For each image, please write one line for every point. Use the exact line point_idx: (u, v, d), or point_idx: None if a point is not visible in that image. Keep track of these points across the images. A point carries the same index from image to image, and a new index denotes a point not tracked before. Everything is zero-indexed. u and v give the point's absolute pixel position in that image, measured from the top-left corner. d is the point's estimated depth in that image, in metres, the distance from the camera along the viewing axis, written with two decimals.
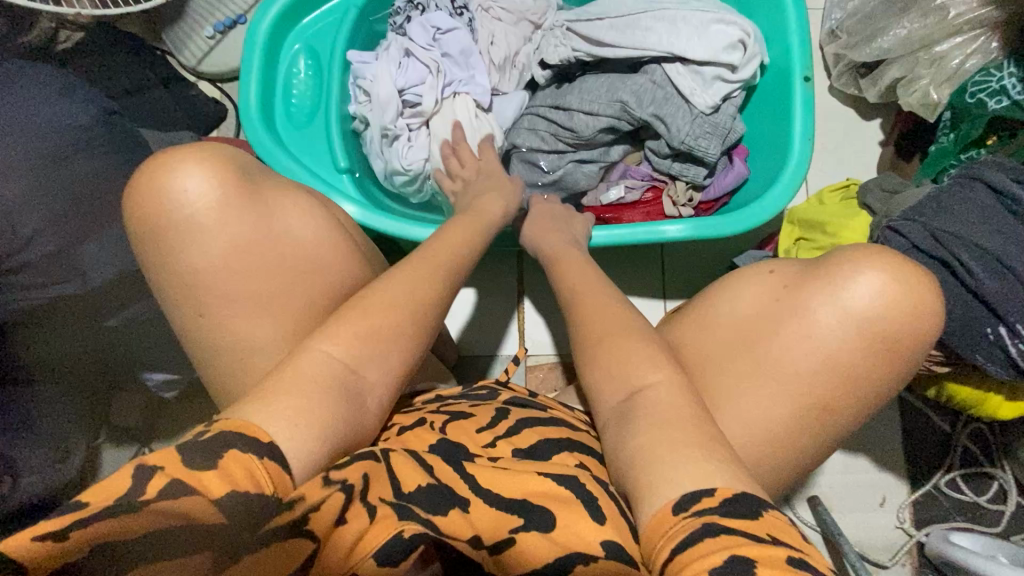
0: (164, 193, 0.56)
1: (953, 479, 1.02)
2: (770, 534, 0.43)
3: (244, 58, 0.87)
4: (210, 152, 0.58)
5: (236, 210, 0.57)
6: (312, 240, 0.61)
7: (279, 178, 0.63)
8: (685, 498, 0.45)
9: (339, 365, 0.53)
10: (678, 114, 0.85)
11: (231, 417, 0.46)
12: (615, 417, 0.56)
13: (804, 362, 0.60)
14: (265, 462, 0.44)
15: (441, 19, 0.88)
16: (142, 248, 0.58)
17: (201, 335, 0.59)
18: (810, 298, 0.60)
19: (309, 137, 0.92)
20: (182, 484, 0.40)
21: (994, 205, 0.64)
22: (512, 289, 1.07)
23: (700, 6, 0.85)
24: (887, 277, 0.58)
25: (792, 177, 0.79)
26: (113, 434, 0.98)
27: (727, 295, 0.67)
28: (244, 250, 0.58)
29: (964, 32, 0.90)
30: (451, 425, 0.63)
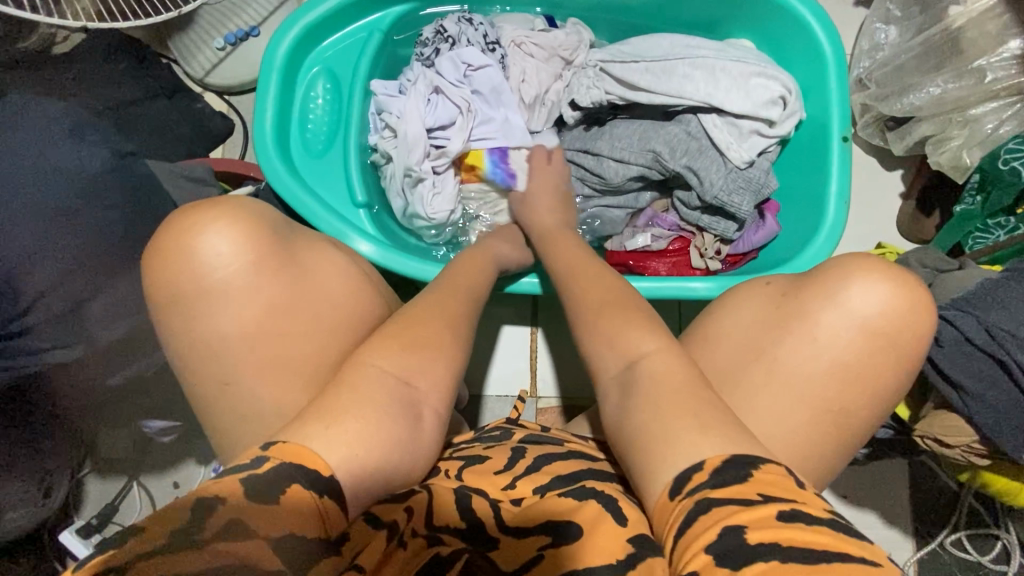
0: (191, 259, 0.52)
1: (958, 538, 1.01)
2: (760, 494, 0.42)
3: (261, 81, 0.82)
4: (243, 211, 0.54)
5: (271, 273, 0.54)
6: (344, 294, 0.58)
7: (309, 235, 0.61)
8: (676, 480, 0.45)
9: (392, 378, 0.51)
10: (712, 168, 0.82)
11: (292, 439, 0.45)
12: (616, 385, 0.55)
13: (812, 369, 0.56)
14: (324, 500, 0.43)
15: (473, 55, 0.86)
16: (164, 316, 0.53)
17: (223, 405, 0.55)
18: (805, 304, 0.58)
19: (324, 166, 0.87)
20: (245, 522, 0.40)
21: None
22: (526, 329, 1.03)
23: (739, 56, 0.83)
24: (880, 277, 0.56)
25: (827, 242, 0.77)
26: (99, 465, 0.93)
27: (723, 311, 0.63)
28: (279, 312, 0.54)
29: (998, 99, 0.89)
30: (467, 472, 0.58)
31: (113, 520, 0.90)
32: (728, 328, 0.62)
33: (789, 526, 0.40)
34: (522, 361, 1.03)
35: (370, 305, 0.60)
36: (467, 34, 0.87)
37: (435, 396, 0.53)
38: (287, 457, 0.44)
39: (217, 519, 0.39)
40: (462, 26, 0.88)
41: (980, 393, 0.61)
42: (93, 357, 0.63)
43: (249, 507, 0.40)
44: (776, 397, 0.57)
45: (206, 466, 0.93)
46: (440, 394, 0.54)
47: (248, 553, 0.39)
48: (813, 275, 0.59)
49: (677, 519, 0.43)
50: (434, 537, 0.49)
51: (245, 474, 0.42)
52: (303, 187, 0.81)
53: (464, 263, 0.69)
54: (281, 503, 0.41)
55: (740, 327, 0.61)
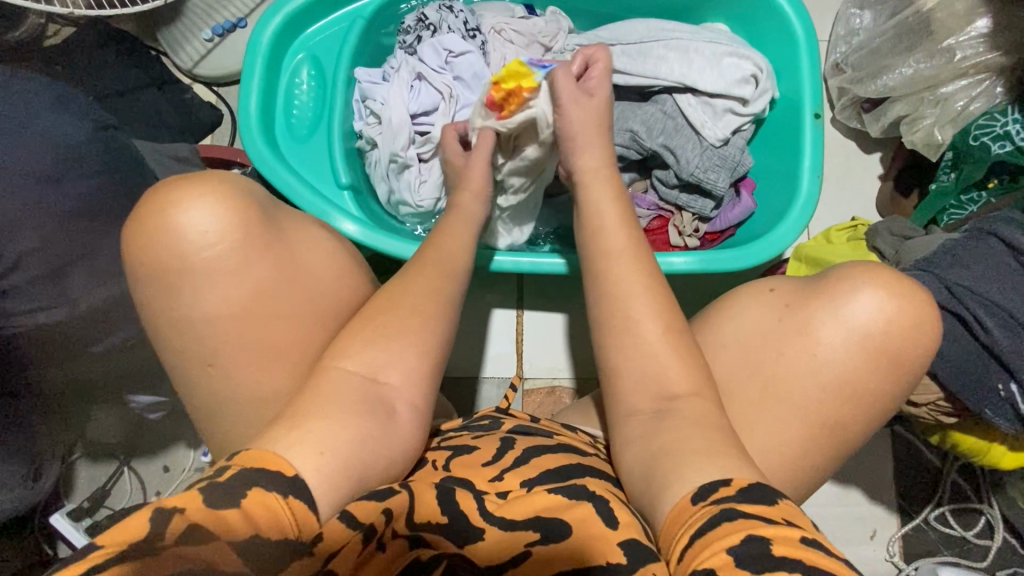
0: (174, 237, 0.53)
1: (942, 513, 1.02)
2: (785, 519, 0.43)
3: (246, 67, 0.84)
4: (220, 186, 0.55)
5: (256, 249, 0.55)
6: (326, 273, 0.60)
7: (289, 211, 0.62)
8: (704, 489, 0.46)
9: (359, 379, 0.54)
10: (688, 146, 0.84)
11: (255, 447, 0.47)
12: (655, 413, 0.55)
13: (811, 383, 0.56)
14: (290, 501, 0.44)
15: (454, 42, 0.88)
16: (148, 293, 0.54)
17: (203, 378, 0.56)
18: (810, 316, 0.57)
19: (310, 151, 0.89)
20: (203, 527, 0.40)
21: (1007, 260, 0.63)
22: (513, 312, 1.05)
23: (712, 38, 0.85)
24: (885, 292, 0.55)
25: (799, 216, 0.79)
26: (90, 450, 0.94)
27: (724, 315, 0.62)
28: (265, 292, 0.55)
29: (969, 75, 0.91)
30: (455, 462, 0.58)
31: (104, 503, 0.91)
32: (727, 337, 0.61)
33: (812, 550, 0.41)
34: (508, 344, 1.04)
35: (351, 286, 0.62)
36: (448, 21, 0.90)
37: (407, 393, 0.55)
38: (248, 463, 0.45)
39: (174, 529, 0.40)
40: (442, 13, 0.90)
41: (952, 355, 0.60)
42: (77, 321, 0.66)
43: (208, 513, 0.41)
44: (737, 355, 0.60)
45: (196, 449, 0.94)
46: (412, 389, 0.56)
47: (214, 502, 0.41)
48: (819, 282, 0.58)
49: (696, 521, 0.44)
50: (416, 538, 0.48)
51: (204, 483, 0.43)
52: (288, 169, 0.82)
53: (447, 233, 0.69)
54: (242, 507, 0.42)
55: (739, 336, 0.60)
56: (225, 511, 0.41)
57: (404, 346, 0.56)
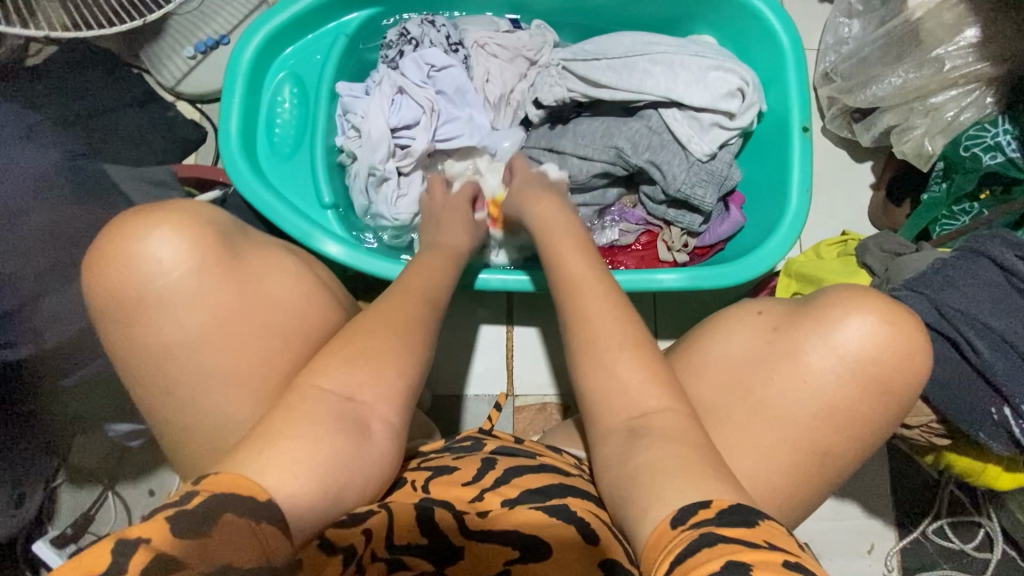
0: (133, 267, 0.52)
1: (940, 526, 1.01)
2: (768, 541, 0.40)
3: (226, 86, 0.83)
4: (182, 215, 0.55)
5: (216, 277, 0.54)
6: (295, 299, 0.59)
7: (256, 237, 0.62)
8: (682, 511, 0.43)
9: (334, 399, 0.52)
10: (675, 161, 0.83)
11: (227, 470, 0.44)
12: (625, 431, 0.53)
13: (800, 410, 0.55)
14: (261, 525, 0.42)
15: (436, 56, 0.87)
16: (105, 327, 0.54)
17: (176, 407, 0.55)
18: (802, 343, 0.56)
19: (293, 169, 0.88)
20: (169, 556, 0.38)
21: (1000, 282, 0.62)
22: (502, 327, 1.03)
23: (698, 51, 0.84)
24: (875, 317, 0.54)
25: (789, 232, 0.78)
26: (74, 475, 0.91)
27: (714, 338, 0.61)
28: (225, 320, 0.55)
29: (958, 86, 0.90)
30: (434, 483, 0.57)
31: (89, 530, 0.89)
32: (716, 359, 0.60)
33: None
34: (497, 360, 1.03)
35: (325, 310, 0.61)
36: (429, 36, 0.89)
37: (383, 408, 0.54)
38: (222, 488, 0.42)
39: (137, 563, 0.37)
40: (424, 27, 0.89)
41: (938, 376, 0.60)
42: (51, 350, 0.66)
43: (173, 542, 0.38)
44: (723, 378, 0.59)
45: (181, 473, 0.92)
46: (388, 406, 0.55)
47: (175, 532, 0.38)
48: (807, 305, 0.57)
49: (677, 546, 0.40)
50: (396, 561, 0.48)
51: (172, 510, 0.40)
52: (269, 189, 0.81)
53: (423, 262, 0.70)
54: (216, 533, 0.39)
55: (729, 361, 0.59)
56: (196, 537, 0.39)
57: (379, 368, 0.55)
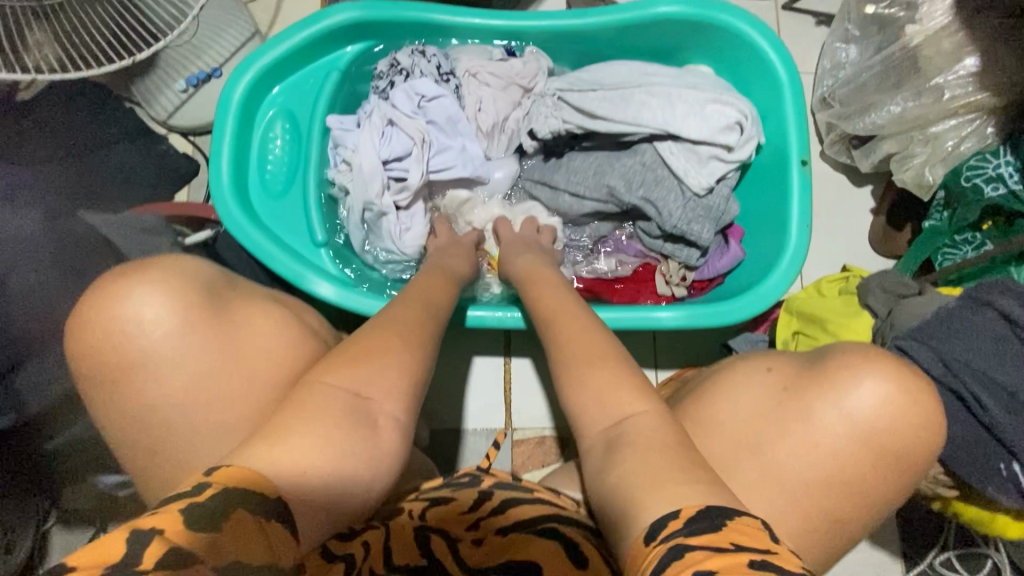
0: (114, 329, 0.51)
1: (947, 558, 0.99)
2: (732, 543, 0.39)
3: (216, 125, 0.82)
4: (165, 273, 0.54)
5: (200, 335, 0.53)
6: (284, 353, 0.57)
7: (242, 290, 0.61)
8: (654, 526, 0.42)
9: (344, 391, 0.51)
10: (669, 198, 0.83)
11: (237, 463, 0.44)
12: (603, 443, 0.52)
13: (811, 476, 0.55)
14: (270, 525, 0.42)
15: (426, 86, 0.86)
16: (88, 390, 0.53)
17: (158, 475, 0.53)
18: (812, 404, 0.56)
19: (286, 207, 0.87)
20: (182, 551, 0.37)
21: (1007, 335, 0.61)
22: (499, 358, 1.02)
23: (695, 83, 0.84)
24: (887, 381, 0.55)
25: (789, 267, 0.77)
26: (65, 517, 0.88)
27: (722, 394, 0.62)
28: (208, 379, 0.53)
29: (959, 115, 0.88)
30: (432, 511, 0.59)
31: None
32: (727, 415, 0.60)
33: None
34: (495, 392, 1.01)
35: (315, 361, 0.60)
36: (420, 66, 0.87)
37: (391, 404, 0.52)
38: (231, 482, 0.42)
39: (152, 553, 0.36)
40: (414, 58, 0.88)
41: (946, 432, 0.60)
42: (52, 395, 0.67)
43: (189, 535, 0.38)
44: (731, 435, 0.59)
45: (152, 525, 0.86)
46: (397, 400, 0.53)
47: (185, 526, 0.38)
48: (818, 365, 0.58)
49: (648, 567, 0.40)
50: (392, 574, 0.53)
51: (184, 502, 0.40)
52: (261, 231, 0.80)
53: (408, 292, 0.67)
54: (223, 528, 0.39)
55: (737, 417, 0.60)
56: (203, 533, 0.39)
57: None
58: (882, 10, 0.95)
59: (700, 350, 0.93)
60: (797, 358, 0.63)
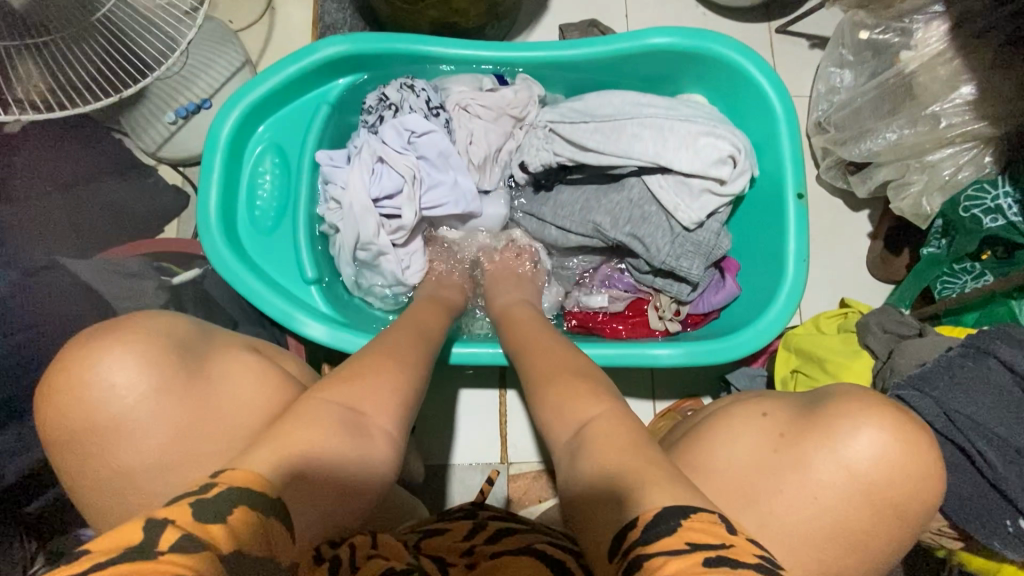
0: (86, 396, 0.49)
1: None
2: (689, 543, 0.38)
3: (204, 163, 0.80)
4: (139, 333, 0.53)
5: (176, 396, 0.52)
6: (266, 411, 0.57)
7: (220, 344, 0.59)
8: (615, 539, 0.42)
9: (340, 407, 0.51)
10: (658, 235, 0.81)
11: (243, 466, 0.42)
12: (567, 453, 0.51)
13: (813, 529, 0.54)
14: (272, 519, 0.40)
15: (416, 122, 0.85)
16: (62, 454, 0.51)
17: None
18: (809, 453, 0.55)
19: (276, 242, 0.86)
20: (195, 537, 0.35)
21: (1011, 387, 0.60)
22: (494, 390, 1.01)
23: (687, 116, 0.83)
24: (885, 430, 0.54)
25: (787, 302, 0.76)
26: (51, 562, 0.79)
27: (717, 442, 0.61)
28: (188, 443, 0.52)
29: (955, 144, 0.87)
30: (427, 542, 0.61)
31: None
32: (722, 465, 0.59)
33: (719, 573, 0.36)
34: (490, 425, 1.00)
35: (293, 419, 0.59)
36: (409, 101, 0.86)
37: (384, 417, 0.53)
38: (235, 482, 0.41)
39: (165, 540, 0.34)
40: (403, 92, 0.87)
41: (949, 485, 0.59)
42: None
43: (199, 525, 0.36)
44: (728, 483, 0.57)
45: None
46: (389, 414, 0.54)
47: (196, 517, 0.36)
48: (814, 411, 0.57)
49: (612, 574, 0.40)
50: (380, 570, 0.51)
51: (191, 497, 0.38)
52: (249, 270, 0.78)
53: (394, 335, 0.65)
54: (229, 522, 0.37)
55: (733, 464, 0.58)
56: (211, 526, 0.36)
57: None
58: (877, 36, 0.93)
59: (698, 383, 0.91)
60: (792, 403, 0.62)
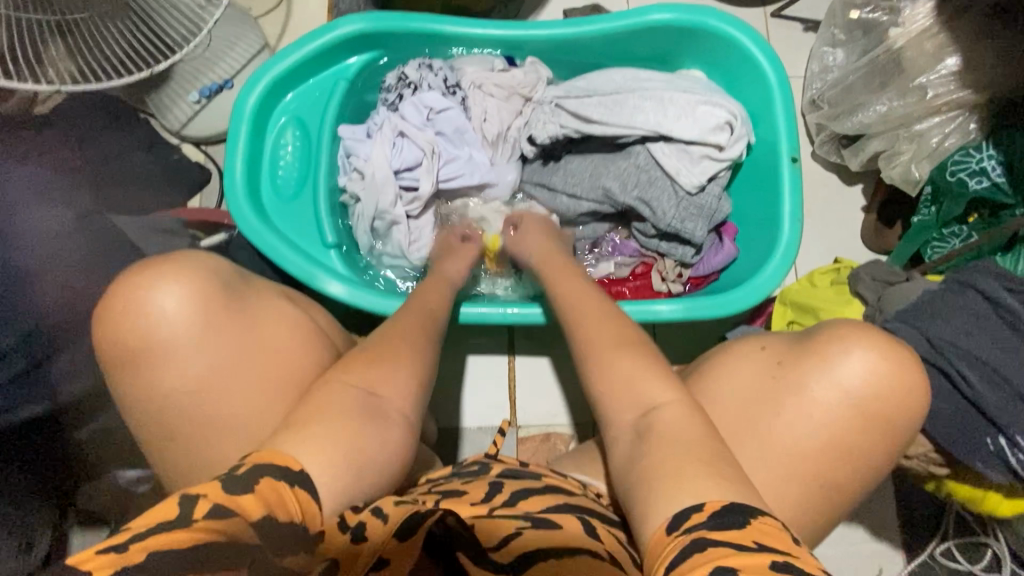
0: (140, 318, 0.55)
1: (948, 548, 0.99)
2: (756, 541, 0.43)
3: (231, 132, 0.85)
4: (188, 269, 0.59)
5: (215, 326, 0.58)
6: (294, 349, 0.62)
7: (256, 288, 0.65)
8: (676, 517, 0.46)
9: (358, 390, 0.56)
10: (664, 197, 0.86)
11: (267, 448, 0.50)
12: (631, 433, 0.55)
13: (809, 447, 0.59)
14: (296, 488, 0.48)
15: (435, 99, 0.91)
16: (116, 371, 0.57)
17: (177, 458, 0.58)
18: (805, 377, 0.60)
19: (297, 209, 0.91)
20: (225, 506, 0.43)
21: (988, 314, 0.65)
22: (503, 355, 1.05)
23: (686, 87, 0.87)
24: (875, 354, 0.58)
25: (783, 259, 0.80)
26: (82, 516, 0.90)
27: (721, 375, 0.65)
28: (225, 367, 0.58)
29: (942, 113, 0.92)
30: (445, 503, 0.57)
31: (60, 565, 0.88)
32: (722, 390, 0.64)
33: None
34: (499, 389, 1.04)
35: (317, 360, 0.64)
36: (427, 79, 0.92)
37: (403, 398, 0.58)
38: (260, 460, 0.48)
39: (199, 509, 0.42)
40: (422, 71, 0.92)
41: (935, 409, 0.63)
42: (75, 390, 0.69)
43: (229, 496, 0.44)
44: (732, 411, 0.62)
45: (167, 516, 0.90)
46: (407, 395, 0.58)
47: (227, 490, 0.44)
48: (810, 340, 0.62)
49: (669, 554, 0.44)
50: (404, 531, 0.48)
51: (223, 475, 0.46)
52: (273, 231, 0.83)
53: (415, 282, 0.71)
54: (257, 491, 0.45)
55: (736, 393, 0.64)
56: (240, 496, 0.44)
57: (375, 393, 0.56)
58: (867, 15, 0.99)
59: (701, 341, 0.94)
60: (790, 336, 0.66)
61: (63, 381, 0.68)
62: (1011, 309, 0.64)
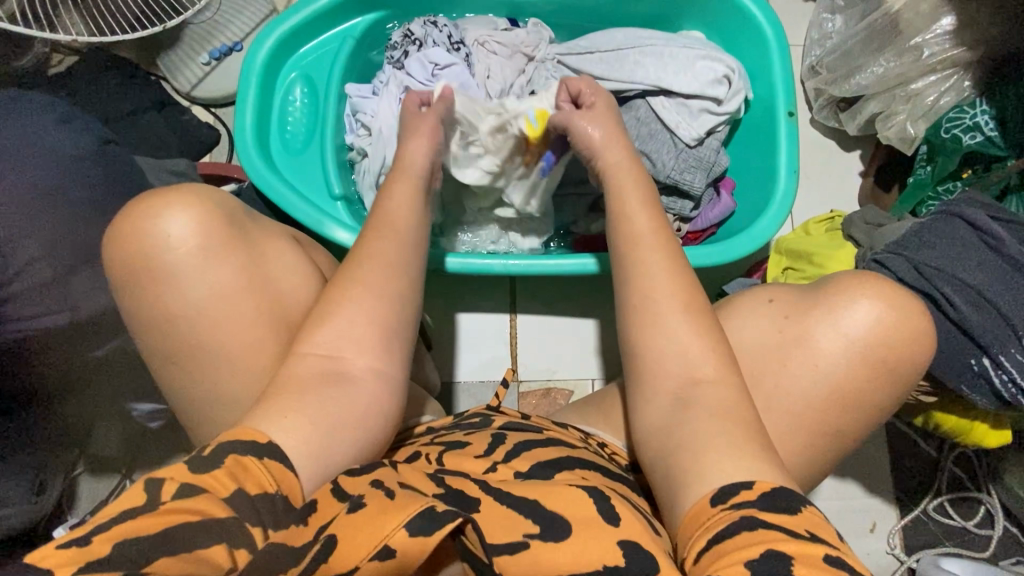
0: (147, 240, 0.56)
1: (941, 504, 1.00)
2: (809, 530, 0.44)
3: (241, 86, 0.88)
4: (196, 197, 0.59)
5: (219, 252, 0.58)
6: (300, 281, 0.64)
7: (262, 223, 0.65)
8: (724, 491, 0.46)
9: (320, 359, 0.54)
10: (663, 149, 0.88)
11: (238, 426, 0.48)
12: (675, 399, 0.55)
13: (807, 388, 0.61)
14: (265, 461, 0.46)
15: (439, 55, 0.92)
16: (124, 293, 0.58)
17: (182, 383, 0.59)
18: (813, 327, 0.61)
19: (303, 162, 0.93)
20: (192, 484, 0.42)
21: (973, 241, 0.71)
22: (504, 312, 1.07)
23: (687, 43, 0.89)
24: (882, 304, 0.60)
25: (779, 209, 0.82)
26: (93, 463, 0.92)
27: (728, 327, 0.66)
28: (232, 293, 0.58)
29: (937, 71, 0.94)
30: (449, 455, 0.58)
31: (70, 512, 0.90)
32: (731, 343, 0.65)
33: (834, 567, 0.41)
34: (500, 346, 1.05)
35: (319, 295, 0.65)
36: (433, 35, 0.93)
37: (369, 360, 0.55)
38: (230, 438, 0.46)
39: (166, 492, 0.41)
40: (427, 28, 0.94)
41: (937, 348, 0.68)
42: (78, 325, 0.70)
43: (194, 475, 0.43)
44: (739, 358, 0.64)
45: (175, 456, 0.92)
46: (374, 353, 0.55)
47: (192, 469, 0.43)
48: (820, 291, 0.63)
49: (717, 525, 0.45)
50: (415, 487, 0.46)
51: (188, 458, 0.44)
52: (281, 180, 0.85)
53: None
54: (222, 470, 0.43)
55: (743, 341, 0.65)
56: (212, 472, 0.43)
57: (368, 324, 0.55)
58: None
59: None
60: (795, 288, 0.67)
61: (82, 298, 0.69)
62: (997, 237, 0.70)
